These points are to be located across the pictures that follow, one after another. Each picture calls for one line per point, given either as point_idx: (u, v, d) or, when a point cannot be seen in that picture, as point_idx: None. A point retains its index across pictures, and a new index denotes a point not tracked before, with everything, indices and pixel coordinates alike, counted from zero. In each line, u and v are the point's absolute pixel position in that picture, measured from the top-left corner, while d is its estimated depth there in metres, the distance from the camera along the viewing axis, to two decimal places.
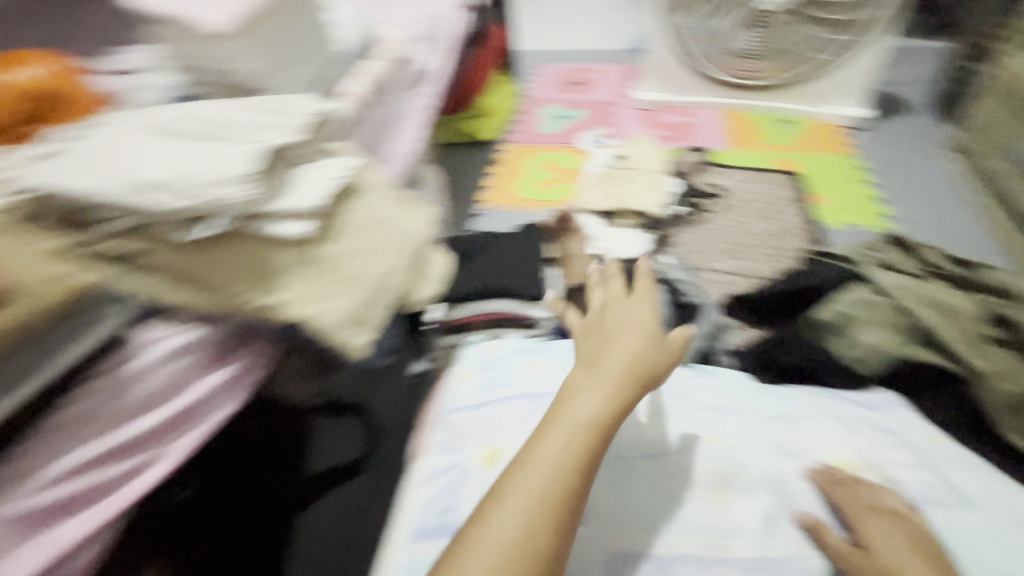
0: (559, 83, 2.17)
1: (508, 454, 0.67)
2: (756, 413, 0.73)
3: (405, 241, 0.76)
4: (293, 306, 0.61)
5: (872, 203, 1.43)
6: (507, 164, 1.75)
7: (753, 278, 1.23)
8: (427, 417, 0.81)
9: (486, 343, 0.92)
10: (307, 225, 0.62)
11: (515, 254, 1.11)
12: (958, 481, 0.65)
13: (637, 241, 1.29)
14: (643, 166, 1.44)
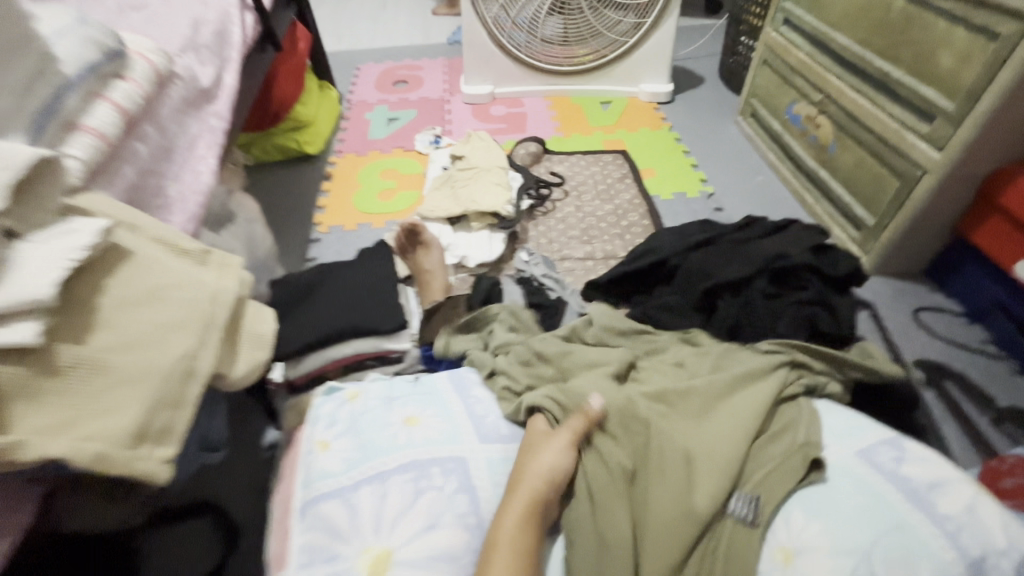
0: (379, 83, 2.04)
1: (399, 553, 0.54)
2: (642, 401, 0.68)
3: (204, 304, 0.58)
4: (34, 443, 0.42)
5: (692, 170, 1.57)
6: (338, 177, 1.59)
7: (606, 259, 1.27)
8: (283, 506, 0.63)
9: (345, 389, 0.75)
10: (33, 324, 0.44)
11: (359, 281, 0.93)
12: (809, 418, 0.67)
13: (493, 243, 1.25)
14: (483, 163, 1.40)
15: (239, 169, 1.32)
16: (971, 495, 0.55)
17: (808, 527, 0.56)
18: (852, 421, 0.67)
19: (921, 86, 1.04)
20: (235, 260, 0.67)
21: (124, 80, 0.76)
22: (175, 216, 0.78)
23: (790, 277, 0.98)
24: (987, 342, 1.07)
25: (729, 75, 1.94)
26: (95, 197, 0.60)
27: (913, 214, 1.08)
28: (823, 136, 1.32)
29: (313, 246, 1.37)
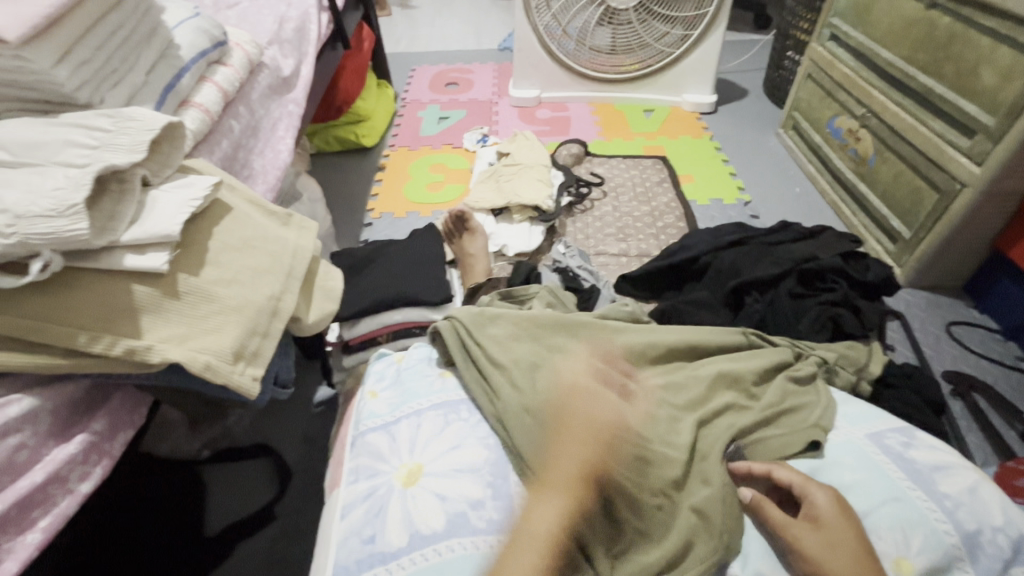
0: (432, 84, 2.16)
1: (428, 467, 0.61)
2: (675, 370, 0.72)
3: (286, 256, 0.68)
4: (160, 348, 0.51)
5: (730, 178, 1.60)
6: (391, 168, 1.70)
7: (640, 257, 1.32)
8: (339, 445, 0.72)
9: (394, 354, 0.82)
10: (165, 253, 0.54)
11: (410, 257, 1.02)
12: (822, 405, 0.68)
13: (532, 234, 1.32)
14: (527, 160, 1.47)
15: (305, 155, 1.44)
16: (975, 479, 0.58)
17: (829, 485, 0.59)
18: (865, 411, 0.68)
19: (963, 102, 1.06)
20: (311, 224, 0.76)
21: (225, 66, 0.88)
22: (259, 186, 0.89)
23: (818, 279, 1.02)
24: (1021, 358, 1.07)
25: (773, 89, 1.97)
26: (203, 162, 0.71)
27: (949, 228, 1.10)
28: (863, 150, 1.34)
29: (366, 230, 1.48)
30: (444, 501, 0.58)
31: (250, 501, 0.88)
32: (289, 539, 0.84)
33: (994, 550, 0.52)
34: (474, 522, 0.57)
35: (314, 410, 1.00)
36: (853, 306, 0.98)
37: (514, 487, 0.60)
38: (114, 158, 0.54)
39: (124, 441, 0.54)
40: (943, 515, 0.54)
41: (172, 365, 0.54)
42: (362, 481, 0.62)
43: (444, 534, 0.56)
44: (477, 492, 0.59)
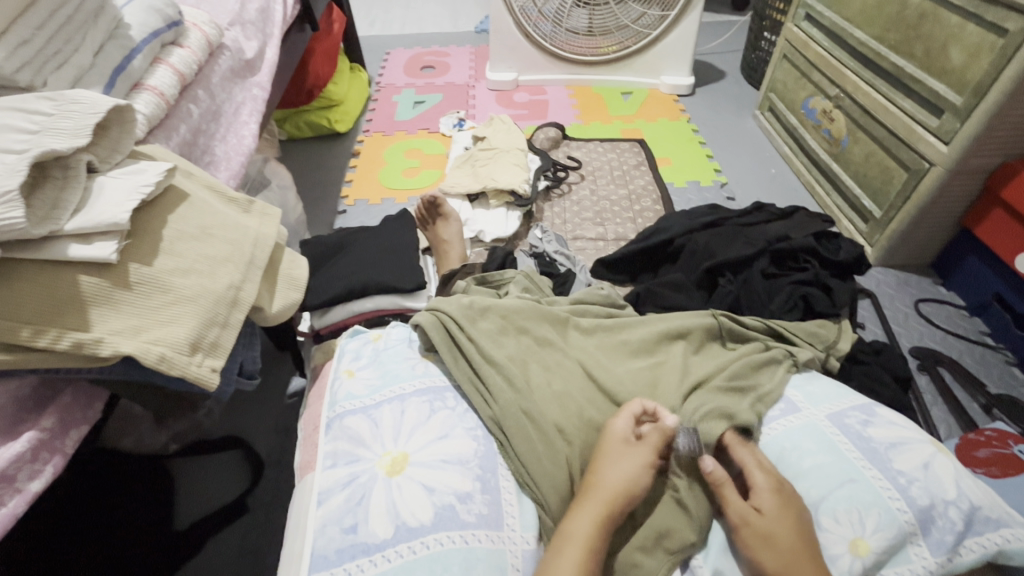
0: (407, 67, 2.11)
1: (414, 456, 0.60)
2: (649, 364, 0.74)
3: (247, 245, 0.66)
4: (111, 341, 0.49)
5: (707, 161, 1.60)
6: (366, 154, 1.67)
7: (617, 240, 1.32)
8: (311, 424, 0.70)
9: (370, 331, 0.80)
10: (113, 243, 0.51)
11: (383, 244, 1.00)
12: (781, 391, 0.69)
13: (509, 220, 1.31)
14: (503, 144, 1.45)
15: (275, 141, 1.40)
16: (930, 453, 0.59)
17: (803, 462, 0.60)
18: (829, 390, 0.69)
19: (931, 81, 1.07)
20: (275, 211, 0.74)
21: (181, 48, 0.84)
22: (221, 173, 0.86)
23: (790, 260, 1.03)
24: (984, 334, 1.10)
25: (750, 71, 1.97)
26: (158, 148, 0.68)
27: (918, 206, 1.11)
28: (836, 130, 1.35)
29: (339, 217, 1.45)
30: (432, 493, 0.56)
31: (221, 494, 0.87)
32: (264, 530, 0.84)
33: (946, 522, 0.54)
34: (464, 512, 0.56)
35: (287, 400, 0.99)
36: (824, 285, 0.98)
37: (504, 484, 0.60)
38: (53, 142, 0.51)
39: (79, 438, 0.53)
40: (896, 492, 0.55)
41: (125, 358, 0.52)
42: (343, 466, 0.61)
43: (431, 526, 0.54)
44: (462, 482, 0.58)
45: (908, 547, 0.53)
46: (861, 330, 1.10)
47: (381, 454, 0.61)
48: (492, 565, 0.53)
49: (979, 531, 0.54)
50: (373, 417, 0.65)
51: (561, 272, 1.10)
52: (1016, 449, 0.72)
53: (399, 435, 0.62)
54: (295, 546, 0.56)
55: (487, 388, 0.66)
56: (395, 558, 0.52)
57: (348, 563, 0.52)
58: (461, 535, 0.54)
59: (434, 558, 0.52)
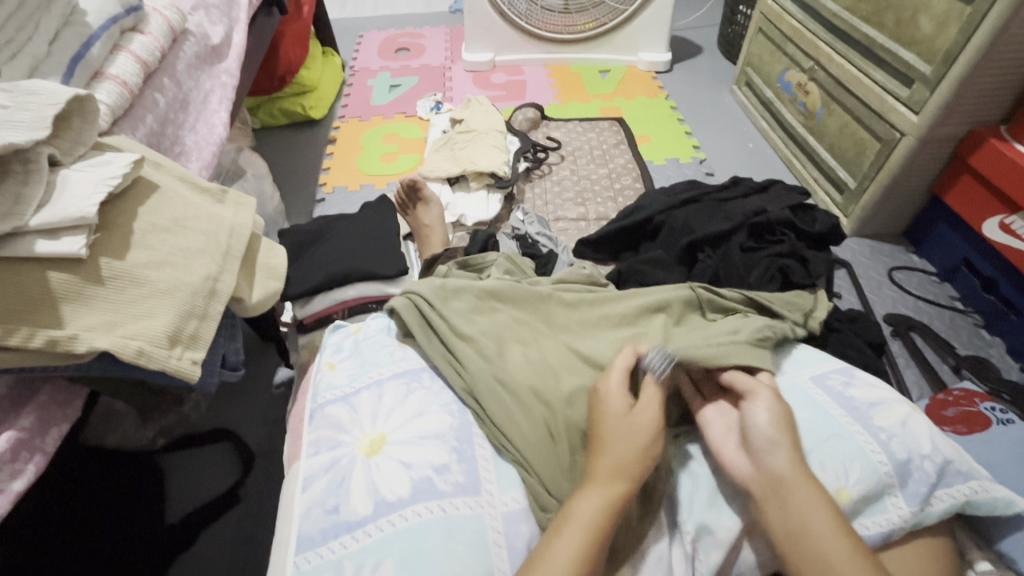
0: (382, 50, 2.07)
1: (391, 436, 0.60)
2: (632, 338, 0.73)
3: (223, 235, 0.65)
4: (86, 337, 0.49)
5: (686, 137, 1.61)
6: (343, 140, 1.64)
7: (598, 220, 1.32)
8: (297, 417, 0.70)
9: (351, 324, 0.81)
10: (82, 237, 0.50)
11: (363, 231, 0.99)
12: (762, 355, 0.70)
13: (489, 202, 1.30)
14: (482, 127, 1.44)
15: (248, 130, 1.37)
16: (906, 413, 0.61)
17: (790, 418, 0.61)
18: (809, 356, 0.70)
19: (902, 51, 1.08)
20: (250, 200, 0.73)
21: (142, 34, 0.81)
22: (193, 163, 0.84)
23: (768, 233, 1.05)
24: (955, 299, 1.13)
25: (727, 46, 1.96)
26: (123, 139, 0.66)
27: (891, 176, 1.13)
28: (812, 103, 1.36)
29: (318, 205, 1.43)
30: (409, 467, 0.57)
31: (211, 487, 0.87)
32: (258, 519, 0.84)
33: (921, 475, 0.56)
34: (440, 482, 0.56)
35: (274, 391, 0.98)
36: (800, 256, 1.01)
37: (479, 452, 0.60)
38: (10, 134, 0.49)
39: (59, 435, 0.52)
40: (877, 446, 0.57)
41: (102, 354, 0.51)
42: (324, 451, 0.61)
43: (409, 499, 0.55)
44: (439, 455, 0.58)
45: (886, 497, 0.55)
46: (838, 300, 1.12)
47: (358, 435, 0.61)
48: (470, 532, 0.53)
49: (950, 482, 0.57)
50: (350, 401, 0.66)
51: (543, 253, 1.10)
52: (982, 407, 0.75)
53: (376, 415, 0.63)
54: (283, 531, 0.58)
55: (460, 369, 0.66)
56: (376, 533, 0.53)
57: (332, 544, 0.53)
58: (437, 504, 0.54)
59: (413, 529, 0.53)
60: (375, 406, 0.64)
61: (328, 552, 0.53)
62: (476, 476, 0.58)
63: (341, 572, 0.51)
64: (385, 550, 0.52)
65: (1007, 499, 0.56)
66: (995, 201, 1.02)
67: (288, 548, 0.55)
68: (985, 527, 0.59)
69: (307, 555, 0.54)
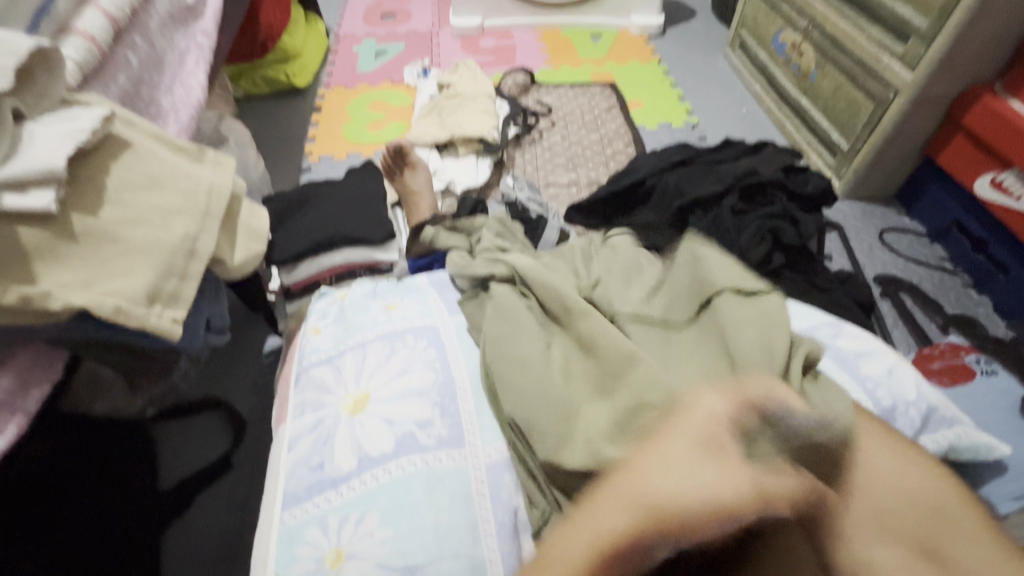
0: (366, 16, 2.00)
1: (375, 394, 0.60)
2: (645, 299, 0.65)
3: (202, 195, 0.63)
4: (61, 294, 0.48)
5: (679, 102, 1.58)
6: (328, 109, 1.60)
7: (589, 186, 1.31)
8: (284, 380, 0.70)
9: (337, 291, 0.79)
10: (51, 192, 0.49)
11: (348, 197, 0.98)
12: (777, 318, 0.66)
13: (479, 169, 1.28)
14: (470, 92, 1.41)
15: (229, 97, 1.33)
16: (893, 362, 0.61)
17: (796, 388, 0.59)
18: (797, 308, 0.70)
19: (898, 6, 1.05)
20: (229, 161, 0.71)
21: None
22: (170, 126, 0.82)
23: (760, 194, 1.04)
24: (944, 260, 1.13)
25: (721, 8, 1.92)
26: (93, 96, 0.64)
27: (884, 136, 1.12)
28: (806, 64, 1.34)
29: (304, 175, 1.40)
30: (392, 424, 0.57)
31: (203, 454, 0.87)
32: (251, 483, 0.85)
33: (906, 421, 0.57)
34: (423, 438, 0.56)
35: (264, 359, 0.98)
36: (792, 218, 1.00)
37: (463, 407, 0.60)
38: None
39: (40, 396, 0.52)
40: (864, 394, 0.58)
41: (80, 312, 0.50)
42: (308, 411, 0.61)
43: (393, 454, 0.55)
44: (422, 411, 0.58)
45: (873, 444, 0.55)
46: (829, 262, 1.12)
47: (341, 395, 0.61)
48: (452, 484, 0.54)
49: (934, 429, 0.57)
50: (333, 362, 0.65)
51: (533, 218, 1.09)
52: (968, 359, 0.75)
53: (358, 375, 0.63)
54: (270, 488, 0.58)
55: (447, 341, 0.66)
56: (360, 487, 0.54)
57: (316, 498, 0.54)
58: (420, 459, 0.55)
59: (396, 483, 0.53)
60: (359, 367, 0.63)
61: (311, 506, 0.54)
62: (459, 431, 0.58)
63: (326, 525, 0.52)
64: (369, 504, 0.52)
65: (989, 444, 0.57)
66: (987, 160, 1.02)
67: (273, 503, 0.56)
68: (965, 474, 0.60)
69: (293, 510, 0.54)
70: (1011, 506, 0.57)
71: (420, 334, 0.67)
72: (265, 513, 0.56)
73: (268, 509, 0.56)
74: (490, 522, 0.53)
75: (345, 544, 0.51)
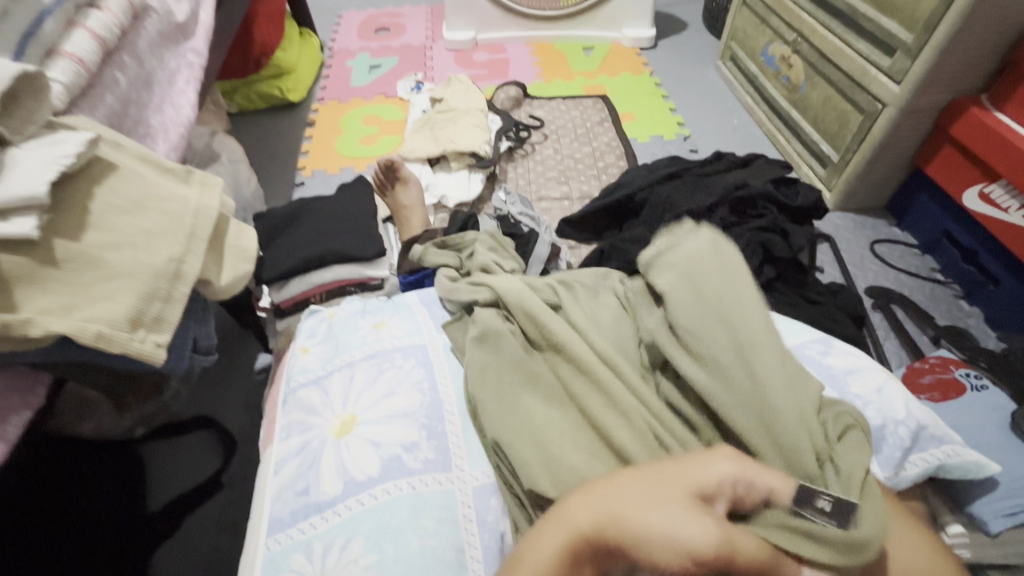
0: (361, 30, 2.02)
1: (361, 417, 0.60)
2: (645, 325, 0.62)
3: (188, 217, 0.63)
4: (41, 320, 0.47)
5: (670, 114, 1.59)
6: (321, 123, 1.60)
7: (581, 199, 1.31)
8: (271, 401, 0.70)
9: (326, 309, 0.79)
10: (32, 218, 0.49)
11: (339, 213, 0.97)
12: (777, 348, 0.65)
13: (471, 183, 1.28)
14: (462, 106, 1.41)
15: (222, 113, 1.34)
16: (882, 380, 0.61)
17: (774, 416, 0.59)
18: (787, 325, 0.69)
19: (884, 20, 1.06)
20: (216, 180, 0.70)
21: (100, 10, 0.78)
22: (159, 145, 0.82)
23: (750, 207, 1.04)
24: (935, 270, 1.14)
25: (712, 20, 1.93)
26: (80, 118, 0.64)
27: (873, 148, 1.13)
28: (795, 77, 1.35)
29: (297, 190, 1.41)
30: (378, 447, 0.57)
31: (193, 474, 0.86)
32: (241, 504, 0.84)
33: (895, 440, 0.56)
34: (409, 461, 0.56)
35: (255, 377, 0.98)
36: (782, 230, 1.00)
37: (450, 428, 0.60)
38: None
39: (20, 423, 0.51)
40: (851, 412, 0.57)
41: (61, 338, 0.50)
42: (295, 433, 0.61)
43: (378, 478, 0.55)
44: (408, 434, 0.58)
45: None
46: (820, 274, 1.12)
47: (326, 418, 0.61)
48: (438, 509, 0.53)
49: (923, 447, 0.57)
50: (319, 384, 0.65)
51: (524, 232, 1.09)
52: (957, 374, 0.76)
53: (344, 397, 0.62)
54: (254, 512, 0.57)
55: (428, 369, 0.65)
56: (345, 512, 0.53)
57: (301, 524, 0.53)
58: (406, 482, 0.55)
59: (381, 507, 0.53)
60: (345, 389, 0.63)
61: (295, 531, 0.53)
62: (445, 454, 0.57)
63: (311, 552, 0.51)
64: (354, 529, 0.52)
65: (978, 461, 0.57)
66: (975, 171, 1.02)
67: (258, 527, 0.55)
68: (955, 492, 0.60)
69: (277, 536, 0.53)
70: (1002, 523, 0.56)
71: (407, 355, 0.66)
72: (249, 537, 0.56)
73: (253, 533, 0.56)
74: (476, 547, 0.52)
75: (330, 570, 0.50)
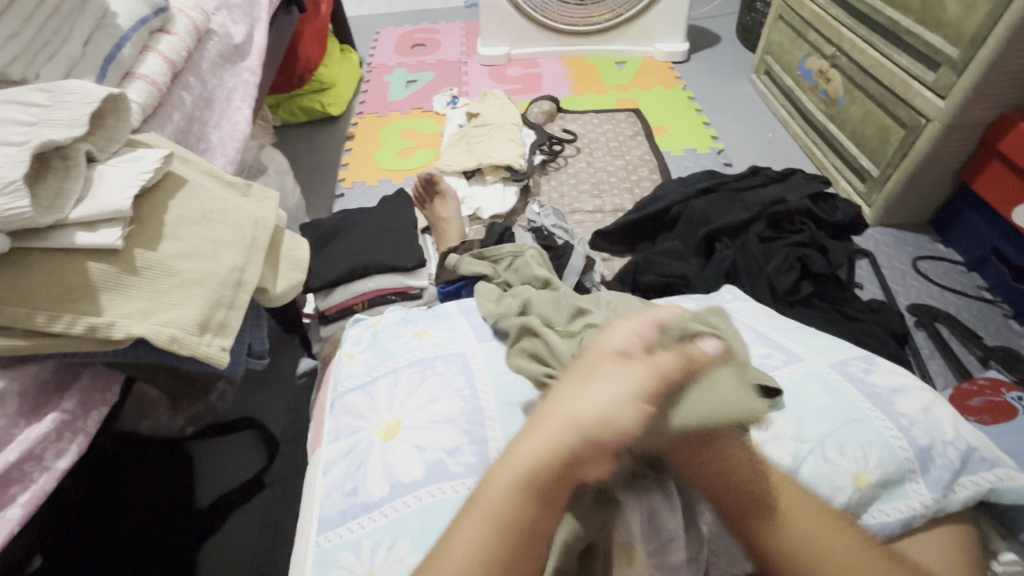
0: (398, 46, 2.08)
1: (406, 421, 0.62)
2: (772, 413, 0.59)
3: (249, 228, 0.67)
4: (123, 324, 0.51)
5: (704, 128, 1.59)
6: (360, 136, 1.66)
7: (615, 212, 1.32)
8: (319, 407, 0.73)
9: (370, 318, 0.82)
10: (118, 229, 0.53)
11: (382, 224, 1.01)
12: (836, 384, 0.61)
13: (505, 195, 1.31)
14: (497, 120, 1.45)
15: (269, 127, 1.41)
16: (929, 400, 0.60)
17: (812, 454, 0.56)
18: (829, 343, 0.69)
19: (928, 34, 1.05)
20: (273, 194, 0.74)
21: (169, 34, 0.84)
22: (218, 159, 0.87)
23: (787, 222, 1.05)
24: (983, 288, 1.11)
25: (746, 33, 1.93)
26: (153, 136, 0.69)
27: (915, 162, 1.11)
28: (833, 91, 1.34)
29: (337, 201, 1.46)
30: (422, 451, 0.59)
31: (241, 471, 0.90)
32: (283, 504, 0.87)
33: (943, 461, 0.55)
34: (452, 466, 0.58)
35: (298, 381, 1.02)
36: (820, 245, 1.00)
37: (490, 433, 0.60)
38: (55, 130, 0.52)
39: (99, 418, 0.55)
40: (898, 432, 0.56)
41: (138, 340, 0.54)
42: (343, 435, 0.64)
43: (423, 481, 0.57)
44: (451, 439, 0.59)
45: (907, 483, 0.54)
46: (860, 290, 1.11)
47: (371, 421, 0.63)
48: None
49: (974, 470, 0.55)
50: (361, 389, 0.68)
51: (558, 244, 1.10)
52: (1008, 397, 0.74)
53: (387, 401, 0.65)
54: (305, 510, 0.61)
55: (473, 382, 0.65)
56: (392, 512, 0.55)
57: (349, 524, 0.55)
58: (449, 483, 0.56)
59: (426, 509, 0.55)
60: (388, 396, 0.65)
61: (345, 532, 0.55)
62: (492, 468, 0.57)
63: (359, 550, 0.53)
64: (400, 530, 0.54)
65: None
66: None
67: (308, 521, 0.59)
68: (1008, 518, 0.58)
69: (328, 534, 0.56)
70: None
71: (446, 364, 0.67)
72: (300, 531, 0.59)
73: (305, 527, 0.59)
74: None
75: (378, 569, 0.52)
